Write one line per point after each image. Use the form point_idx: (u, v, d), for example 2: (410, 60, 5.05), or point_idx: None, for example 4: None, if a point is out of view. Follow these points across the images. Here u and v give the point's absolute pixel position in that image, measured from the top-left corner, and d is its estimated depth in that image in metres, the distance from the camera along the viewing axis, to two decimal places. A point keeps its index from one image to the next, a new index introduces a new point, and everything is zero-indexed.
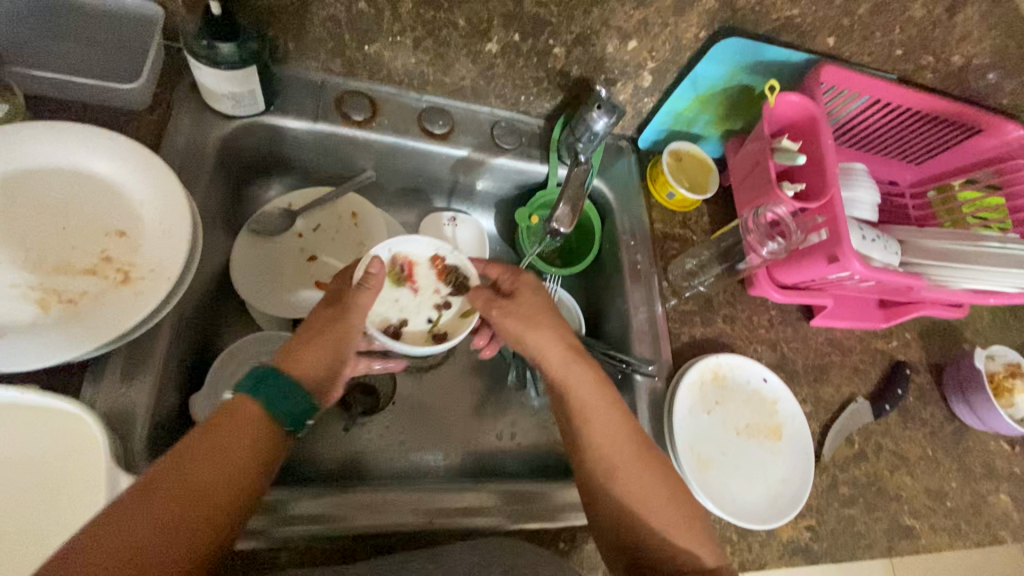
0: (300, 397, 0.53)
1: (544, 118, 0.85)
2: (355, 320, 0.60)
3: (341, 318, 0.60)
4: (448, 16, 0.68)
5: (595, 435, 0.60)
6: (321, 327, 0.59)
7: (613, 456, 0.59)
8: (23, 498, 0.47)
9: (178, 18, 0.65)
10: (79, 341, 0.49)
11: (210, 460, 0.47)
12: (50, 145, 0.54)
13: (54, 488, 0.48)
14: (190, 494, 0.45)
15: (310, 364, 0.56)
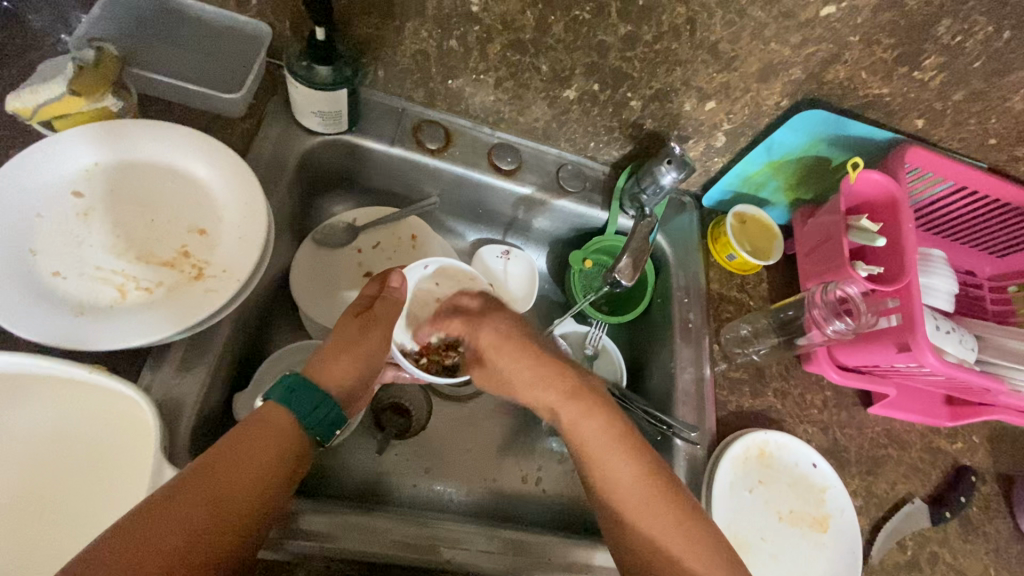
0: (328, 408, 0.54)
1: (610, 166, 0.85)
2: (377, 335, 0.61)
3: (366, 335, 0.60)
4: (532, 61, 0.70)
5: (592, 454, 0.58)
6: (356, 337, 0.60)
7: (616, 477, 0.56)
8: (76, 467, 0.49)
9: (283, 38, 0.69)
10: (149, 329, 0.52)
11: (240, 463, 0.48)
12: (154, 143, 0.59)
13: (112, 470, 0.49)
14: (220, 495, 0.46)
15: (339, 374, 0.57)
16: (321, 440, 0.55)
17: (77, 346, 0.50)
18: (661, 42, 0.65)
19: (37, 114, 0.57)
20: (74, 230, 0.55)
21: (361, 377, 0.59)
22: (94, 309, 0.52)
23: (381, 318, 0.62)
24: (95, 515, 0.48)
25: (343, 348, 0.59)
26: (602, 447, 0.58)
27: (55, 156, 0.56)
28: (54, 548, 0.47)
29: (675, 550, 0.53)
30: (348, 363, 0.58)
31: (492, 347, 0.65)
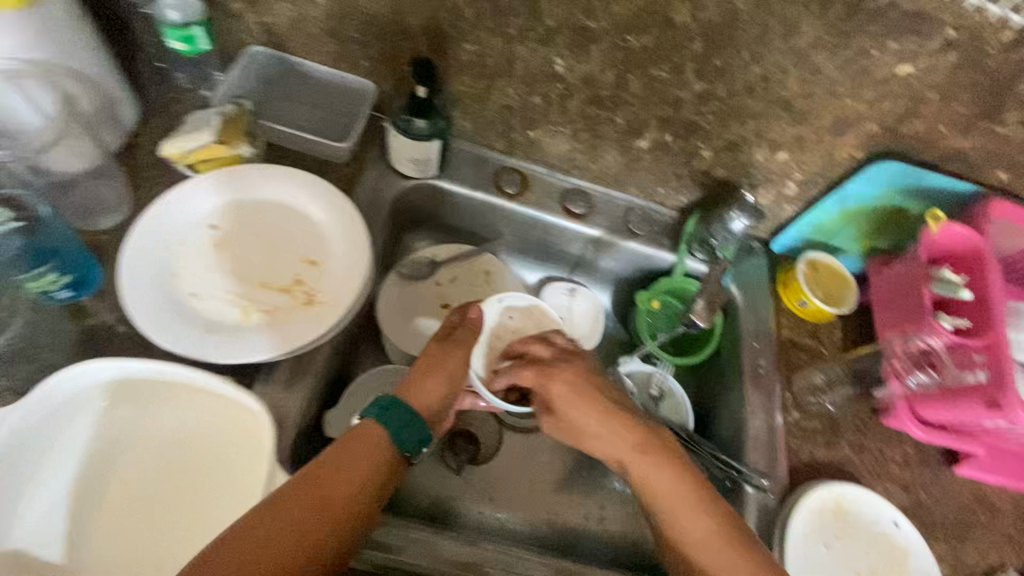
0: (416, 426, 0.59)
1: (677, 211, 0.87)
2: (457, 358, 0.66)
3: (450, 355, 0.66)
4: (610, 115, 0.75)
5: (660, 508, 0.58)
6: (438, 360, 0.65)
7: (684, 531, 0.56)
8: (205, 466, 0.56)
9: (386, 94, 0.78)
10: (271, 346, 0.59)
11: (343, 472, 0.53)
12: (277, 184, 0.67)
13: (228, 474, 0.55)
14: (324, 500, 0.51)
15: (426, 395, 0.63)
16: (411, 457, 0.59)
17: (211, 359, 0.57)
18: (735, 98, 0.69)
19: (186, 155, 0.65)
20: (209, 259, 0.63)
21: (444, 397, 0.65)
22: (222, 328, 0.59)
23: (461, 343, 0.67)
24: (216, 512, 0.54)
25: (428, 369, 0.64)
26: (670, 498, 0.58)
27: (198, 196, 0.65)
28: (182, 539, 0.54)
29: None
30: (434, 384, 0.64)
31: (566, 399, 0.64)
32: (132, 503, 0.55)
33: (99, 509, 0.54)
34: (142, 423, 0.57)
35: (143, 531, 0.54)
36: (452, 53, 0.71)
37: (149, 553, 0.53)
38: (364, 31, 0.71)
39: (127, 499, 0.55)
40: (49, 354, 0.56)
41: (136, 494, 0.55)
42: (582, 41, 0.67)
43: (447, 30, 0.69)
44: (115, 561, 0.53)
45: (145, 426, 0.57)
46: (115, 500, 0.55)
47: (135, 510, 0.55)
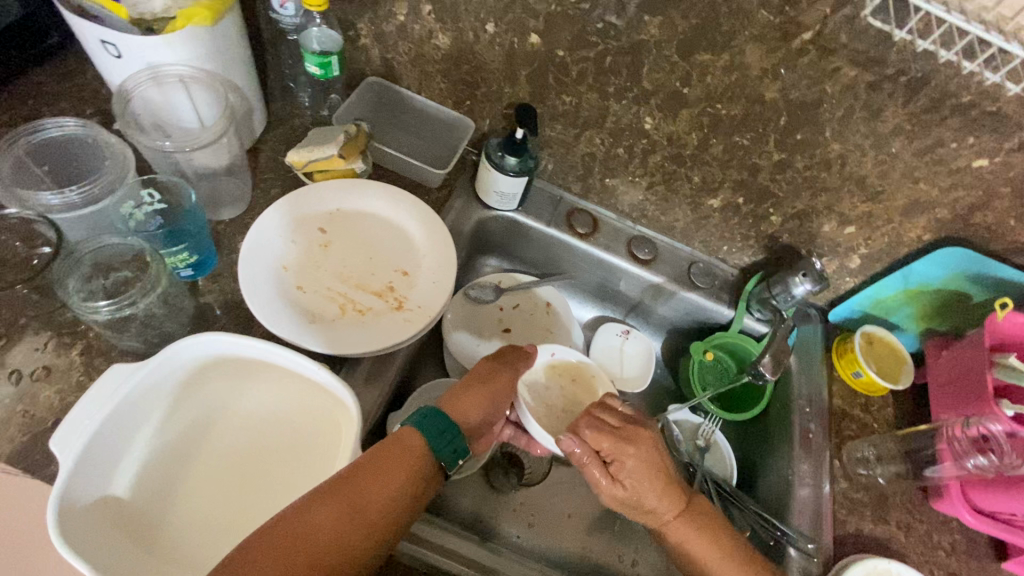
0: (454, 439, 0.60)
1: (739, 269, 0.91)
2: (503, 379, 0.68)
3: (497, 374, 0.68)
4: (686, 172, 0.81)
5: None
6: (486, 376, 0.67)
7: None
8: (291, 443, 0.60)
9: (482, 130, 0.86)
10: (362, 343, 0.64)
11: (377, 477, 0.54)
12: (380, 199, 0.74)
13: (310, 453, 0.60)
14: (358, 503, 0.52)
15: (468, 407, 0.65)
16: (445, 468, 0.60)
17: (309, 346, 0.63)
18: (811, 171, 0.74)
19: (306, 166, 0.73)
20: (316, 257, 0.70)
21: (485, 411, 0.66)
22: (323, 320, 0.65)
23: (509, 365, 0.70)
24: (296, 487, 0.58)
25: (474, 384, 0.66)
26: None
27: (309, 201, 0.72)
28: (262, 509, 0.57)
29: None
30: (476, 399, 0.65)
31: (636, 468, 0.65)
32: (223, 468, 0.59)
33: (193, 470, 0.58)
34: (239, 397, 0.61)
35: (229, 495, 0.58)
36: (550, 102, 0.78)
37: (231, 518, 0.57)
38: (474, 74, 0.79)
39: (218, 465, 0.59)
40: (169, 325, 0.63)
41: (227, 462, 0.59)
42: (674, 104, 0.72)
43: (551, 83, 0.76)
44: (201, 521, 0.56)
45: (242, 401, 0.61)
46: (207, 465, 0.59)
47: (223, 477, 0.59)
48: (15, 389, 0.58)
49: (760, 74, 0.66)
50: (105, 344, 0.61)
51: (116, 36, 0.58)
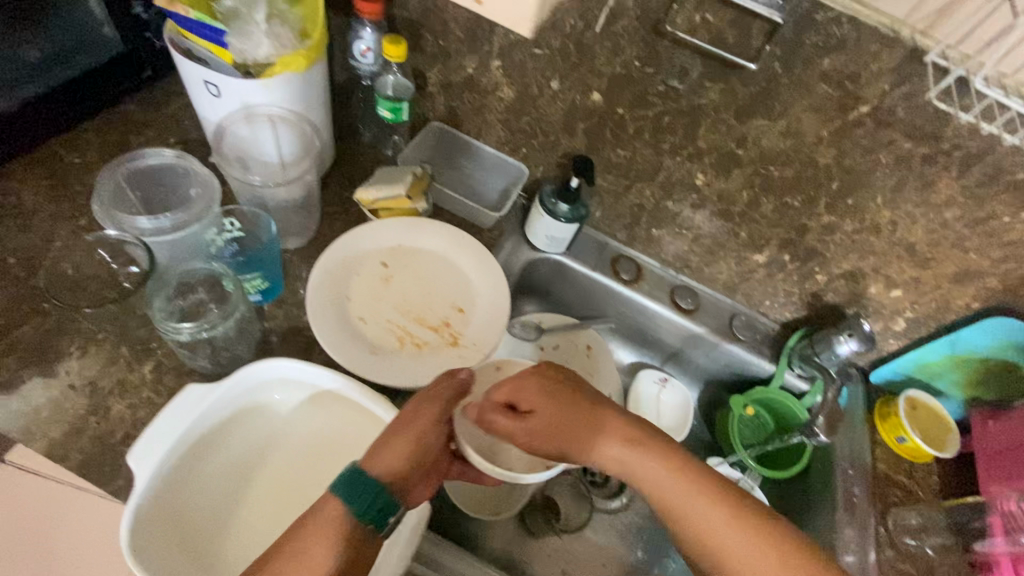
0: (371, 496, 0.52)
1: (780, 324, 0.92)
2: (426, 413, 0.58)
3: (420, 411, 0.58)
4: (734, 229, 0.83)
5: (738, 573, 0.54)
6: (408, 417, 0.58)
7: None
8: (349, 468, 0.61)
9: (535, 176, 0.90)
10: (421, 377, 0.67)
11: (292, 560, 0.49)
12: (438, 235, 0.77)
13: None
14: None
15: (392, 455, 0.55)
16: (376, 527, 0.52)
17: (371, 376, 0.66)
18: (860, 235, 0.75)
19: (373, 203, 0.77)
20: (377, 289, 0.73)
21: (412, 455, 0.56)
22: (383, 351, 0.68)
23: (433, 395, 0.60)
24: None
25: (393, 429, 0.57)
26: (736, 541, 0.54)
27: (365, 238, 0.75)
28: None
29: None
30: (395, 443, 0.56)
31: (536, 399, 0.61)
32: (281, 489, 0.60)
33: (252, 490, 0.59)
34: (298, 423, 0.63)
35: (286, 518, 0.59)
36: (605, 154, 0.82)
37: None
38: (534, 126, 0.84)
39: (276, 489, 0.60)
40: (238, 347, 0.66)
41: (285, 483, 0.60)
42: (726, 163, 0.75)
43: (608, 137, 0.80)
44: (260, 542, 0.57)
45: (303, 423, 0.63)
46: (266, 485, 0.60)
47: (281, 497, 0.60)
48: (91, 399, 0.61)
49: (815, 141, 0.69)
50: (177, 362, 0.64)
51: (219, 78, 0.63)
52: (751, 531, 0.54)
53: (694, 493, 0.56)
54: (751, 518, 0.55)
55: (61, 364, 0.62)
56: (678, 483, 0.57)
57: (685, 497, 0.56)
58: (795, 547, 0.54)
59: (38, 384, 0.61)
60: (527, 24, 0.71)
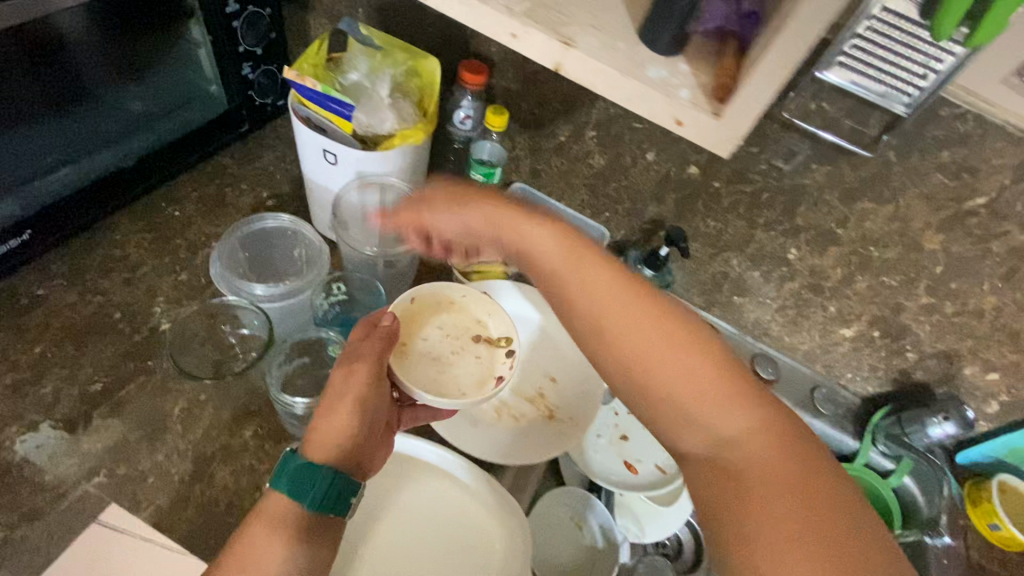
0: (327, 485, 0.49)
1: (861, 397, 0.90)
2: (357, 377, 0.54)
3: (352, 374, 0.54)
4: (823, 302, 0.82)
5: (631, 362, 0.44)
6: (337, 387, 0.54)
7: (668, 380, 0.43)
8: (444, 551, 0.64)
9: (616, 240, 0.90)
10: (522, 454, 0.67)
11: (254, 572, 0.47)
12: (527, 300, 0.77)
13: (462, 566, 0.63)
14: None
15: (326, 430, 0.53)
16: (335, 512, 0.51)
17: (469, 451, 0.67)
18: (959, 318, 0.74)
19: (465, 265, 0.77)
20: None
21: (351, 422, 0.53)
22: (482, 422, 0.69)
23: (360, 355, 0.55)
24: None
25: (326, 400, 0.54)
26: (637, 323, 0.44)
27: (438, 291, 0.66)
28: None
29: (802, 550, 0.36)
30: (333, 416, 0.53)
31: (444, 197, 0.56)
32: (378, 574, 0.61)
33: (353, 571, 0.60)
34: (397, 496, 0.65)
35: None
36: (694, 223, 0.81)
37: None
38: (621, 192, 0.84)
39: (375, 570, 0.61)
40: None
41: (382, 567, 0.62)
42: (824, 241, 0.75)
43: (699, 208, 0.79)
44: None
45: (403, 501, 0.65)
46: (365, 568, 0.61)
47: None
48: (195, 465, 0.60)
49: (922, 228, 0.68)
50: (278, 426, 0.64)
51: (339, 147, 0.64)
52: (667, 328, 0.44)
53: (594, 268, 0.47)
54: (657, 302, 0.45)
55: (165, 427, 0.62)
56: (587, 262, 0.48)
57: (582, 272, 0.47)
58: (707, 345, 0.44)
59: (145, 447, 0.61)
60: (728, 149, 0.40)
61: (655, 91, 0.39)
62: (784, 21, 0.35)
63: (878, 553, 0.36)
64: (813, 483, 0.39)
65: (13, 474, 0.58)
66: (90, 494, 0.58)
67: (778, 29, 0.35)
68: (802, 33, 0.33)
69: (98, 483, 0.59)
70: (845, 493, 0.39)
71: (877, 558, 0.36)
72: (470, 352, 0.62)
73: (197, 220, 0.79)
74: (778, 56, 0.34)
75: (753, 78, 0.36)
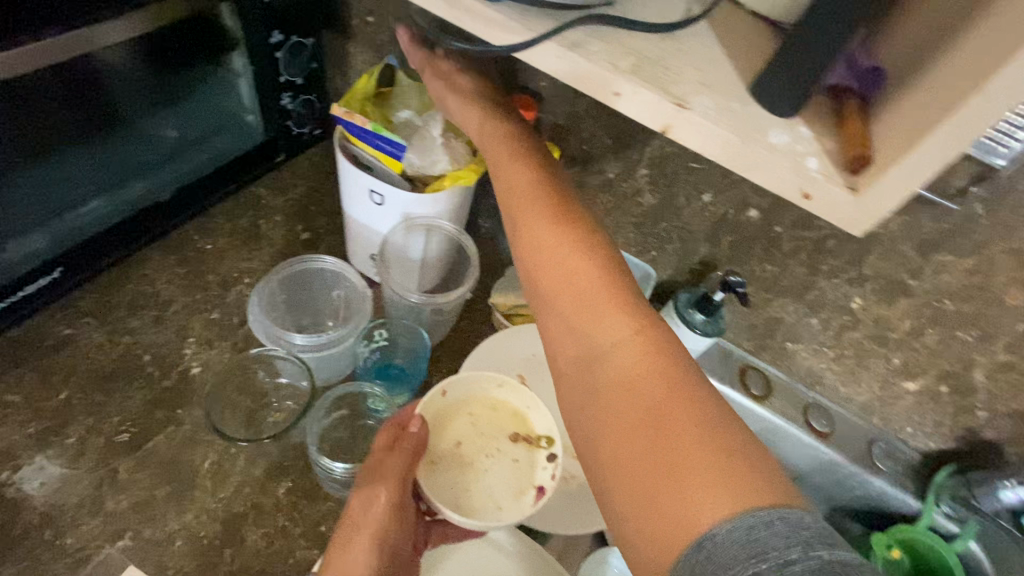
0: None
1: (921, 453, 0.84)
2: (377, 505, 0.54)
3: (371, 502, 0.54)
4: (886, 353, 0.76)
5: (534, 260, 0.49)
6: (359, 515, 0.54)
7: (561, 282, 0.47)
8: None
9: (662, 280, 0.85)
10: (576, 521, 0.64)
11: None
12: None
13: None
14: None
15: (348, 560, 0.52)
16: None
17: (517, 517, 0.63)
18: None
19: (509, 309, 0.73)
20: None
21: (370, 555, 0.52)
22: None
23: (385, 475, 0.54)
24: None
25: (351, 525, 0.54)
26: (546, 242, 0.49)
27: (480, 389, 0.60)
28: None
29: (661, 459, 0.38)
30: (356, 545, 0.53)
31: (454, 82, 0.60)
32: None
33: None
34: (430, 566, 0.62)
35: None
36: (749, 268, 0.77)
37: None
38: (671, 233, 0.80)
39: None
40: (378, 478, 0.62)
41: None
42: (892, 291, 0.70)
43: (755, 252, 0.75)
44: None
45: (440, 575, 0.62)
46: None
47: None
48: (225, 527, 0.58)
49: (1006, 282, 0.64)
50: (313, 485, 0.61)
51: (388, 189, 0.61)
52: (575, 243, 0.49)
53: (521, 184, 0.53)
54: (568, 225, 0.50)
55: (195, 484, 0.59)
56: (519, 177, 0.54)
57: (510, 197, 0.53)
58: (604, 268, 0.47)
59: (172, 506, 0.58)
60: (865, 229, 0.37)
61: (782, 160, 0.37)
62: (952, 95, 0.32)
63: (744, 474, 0.36)
64: (687, 404, 0.40)
65: (35, 535, 0.56)
66: (114, 557, 0.56)
67: (941, 102, 0.32)
68: (977, 116, 0.31)
69: (125, 545, 0.56)
70: (717, 427, 0.39)
71: (742, 479, 0.36)
72: (507, 455, 0.58)
73: (230, 253, 0.76)
74: (942, 136, 0.32)
75: (904, 154, 0.33)
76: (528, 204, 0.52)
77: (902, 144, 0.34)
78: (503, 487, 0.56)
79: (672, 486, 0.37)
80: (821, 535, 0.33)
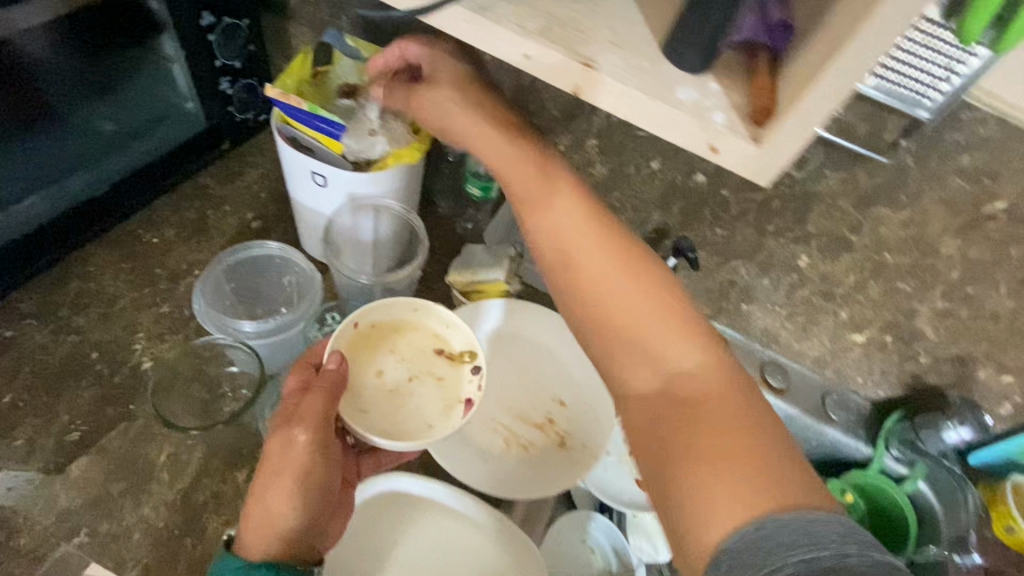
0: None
1: (872, 402, 0.86)
2: (301, 448, 0.51)
3: (294, 447, 0.51)
4: (834, 308, 0.78)
5: (573, 270, 0.48)
6: (281, 459, 0.51)
7: (609, 296, 0.47)
8: None
9: None
10: (536, 488, 0.66)
11: None
12: (528, 320, 0.74)
13: None
14: None
15: (276, 506, 0.50)
16: None
17: (472, 484, 0.65)
18: (974, 321, 0.72)
19: (465, 286, 0.74)
20: None
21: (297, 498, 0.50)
22: (493, 456, 0.67)
23: (305, 415, 0.51)
24: None
25: (272, 472, 0.51)
26: (590, 251, 0.48)
27: (398, 313, 0.61)
28: None
29: (730, 473, 0.39)
30: (281, 487, 0.50)
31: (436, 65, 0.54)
32: None
33: None
34: (393, 537, 0.64)
35: None
36: (701, 232, 0.78)
37: None
38: (623, 202, 0.80)
39: None
40: None
41: None
42: (836, 247, 0.72)
43: (705, 216, 0.77)
44: None
45: (403, 544, 0.63)
46: None
47: None
48: (184, 515, 0.58)
49: (938, 233, 0.67)
50: None
51: (327, 169, 0.60)
52: (622, 253, 0.47)
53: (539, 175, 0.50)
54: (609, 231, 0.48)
55: (151, 477, 0.59)
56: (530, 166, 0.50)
57: (524, 189, 0.50)
58: (651, 282, 0.47)
59: (128, 501, 0.58)
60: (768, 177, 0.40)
61: (689, 119, 0.38)
62: (832, 45, 0.34)
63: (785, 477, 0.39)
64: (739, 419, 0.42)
65: None
66: (71, 555, 0.56)
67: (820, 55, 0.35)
68: (854, 63, 0.33)
69: (82, 542, 0.56)
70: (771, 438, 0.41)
71: (789, 488, 0.38)
72: (431, 376, 0.59)
73: (177, 246, 0.74)
74: (826, 86, 0.34)
75: (794, 106, 0.35)
76: (558, 206, 0.49)
77: (793, 95, 0.36)
78: (427, 404, 0.57)
79: (736, 499, 0.38)
80: (851, 534, 0.36)
